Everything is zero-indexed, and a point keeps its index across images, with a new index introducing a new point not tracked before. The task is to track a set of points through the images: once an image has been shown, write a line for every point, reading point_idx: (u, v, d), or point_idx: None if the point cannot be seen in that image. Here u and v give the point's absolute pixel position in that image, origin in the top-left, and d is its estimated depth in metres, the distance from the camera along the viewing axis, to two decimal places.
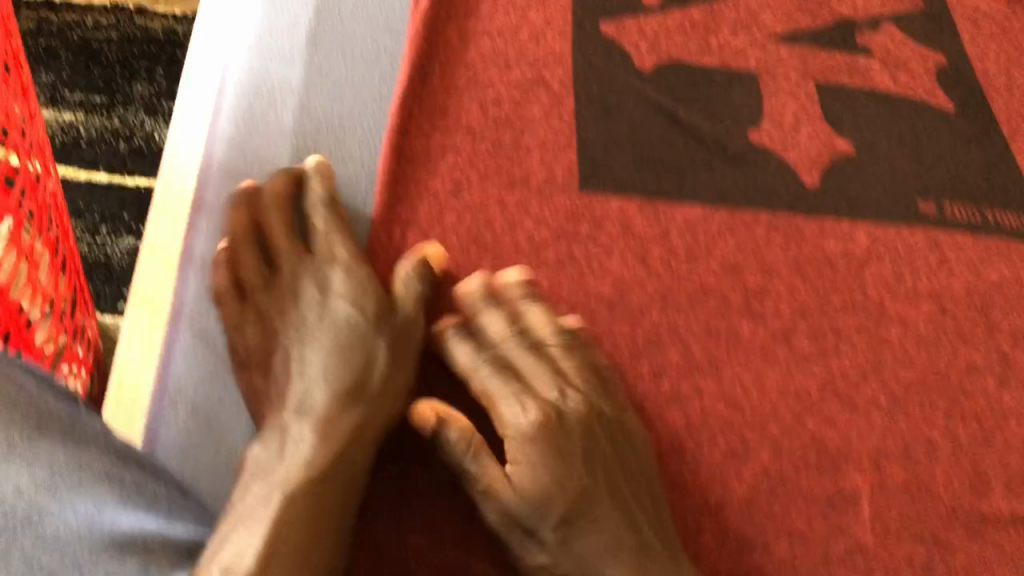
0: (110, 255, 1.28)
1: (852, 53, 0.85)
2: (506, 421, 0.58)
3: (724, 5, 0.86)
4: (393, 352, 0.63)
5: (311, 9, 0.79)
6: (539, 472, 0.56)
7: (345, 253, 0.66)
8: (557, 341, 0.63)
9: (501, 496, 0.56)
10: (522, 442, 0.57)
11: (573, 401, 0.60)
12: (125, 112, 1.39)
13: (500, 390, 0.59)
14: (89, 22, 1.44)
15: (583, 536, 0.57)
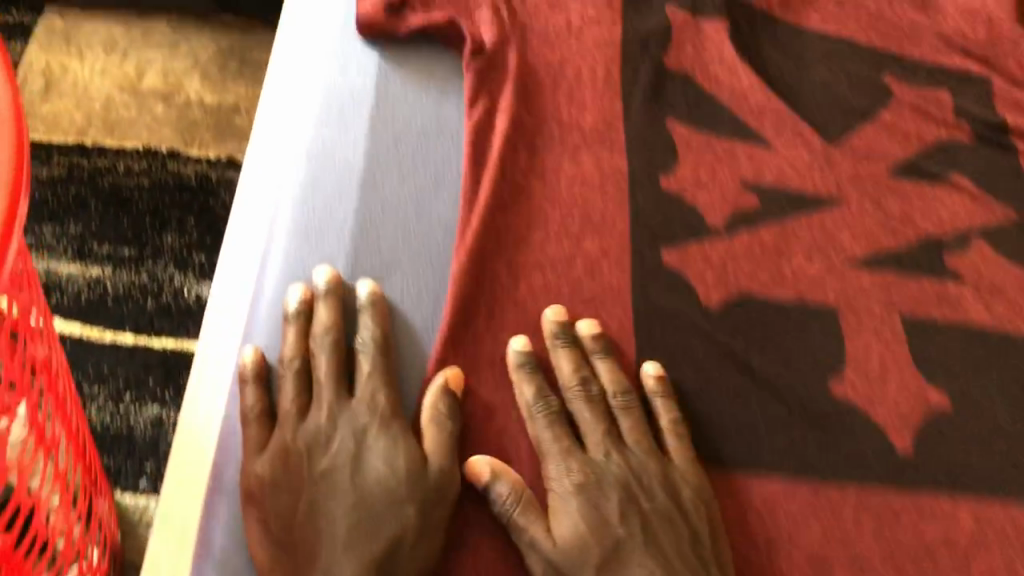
0: (133, 425, 1.22)
1: (941, 278, 0.77)
2: (551, 481, 0.63)
3: (797, 224, 0.79)
4: (424, 521, 0.61)
5: (348, 249, 0.73)
6: (576, 526, 0.61)
7: (384, 402, 0.65)
8: (616, 398, 0.67)
9: (541, 546, 0.60)
10: (563, 499, 0.62)
11: (624, 459, 0.65)
12: (154, 266, 1.33)
13: (551, 443, 0.65)
14: (121, 169, 1.40)
15: None
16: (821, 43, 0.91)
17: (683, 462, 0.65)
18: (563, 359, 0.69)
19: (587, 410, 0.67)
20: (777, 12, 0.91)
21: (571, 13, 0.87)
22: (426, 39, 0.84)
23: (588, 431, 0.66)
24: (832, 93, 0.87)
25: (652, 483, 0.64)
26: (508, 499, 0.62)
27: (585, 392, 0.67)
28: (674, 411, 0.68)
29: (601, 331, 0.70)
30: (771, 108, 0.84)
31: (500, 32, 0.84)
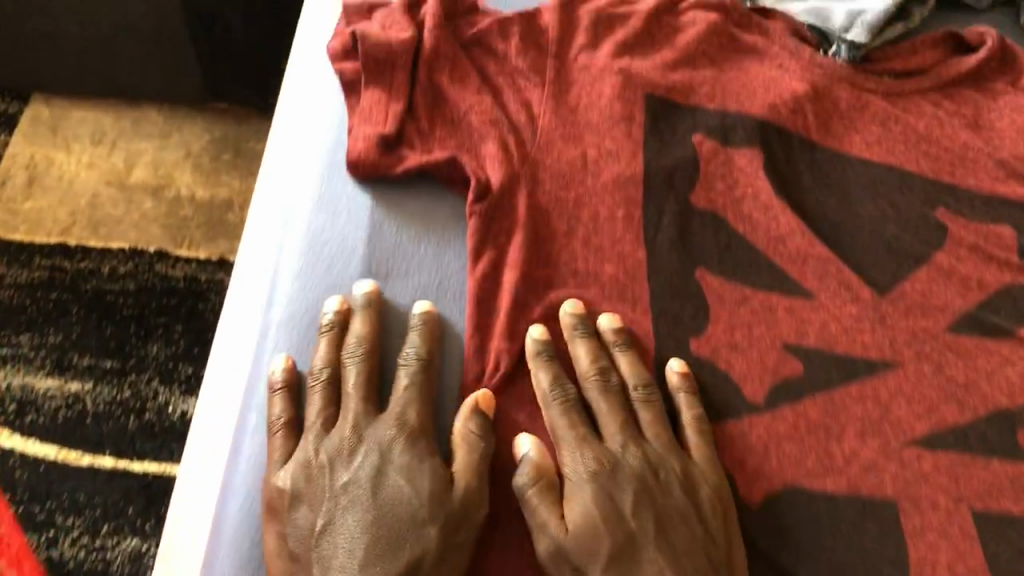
0: (109, 560, 1.13)
1: (1015, 460, 0.67)
2: (567, 468, 0.62)
3: (847, 394, 0.69)
4: (446, 543, 0.59)
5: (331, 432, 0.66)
6: (588, 511, 0.60)
7: (415, 417, 0.63)
8: (637, 391, 0.67)
9: (553, 534, 0.60)
10: (578, 485, 0.61)
11: (641, 449, 0.64)
12: (138, 380, 1.25)
13: (566, 432, 0.64)
14: (105, 271, 1.32)
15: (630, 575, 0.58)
16: (866, 174, 0.81)
17: (711, 466, 0.64)
18: (582, 349, 0.68)
19: (603, 399, 0.66)
20: (815, 138, 0.82)
21: (586, 144, 0.78)
22: (425, 178, 0.76)
23: (605, 418, 0.65)
24: (880, 237, 0.77)
25: (670, 479, 0.63)
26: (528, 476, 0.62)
27: (603, 381, 0.67)
28: (699, 409, 0.67)
29: (623, 326, 0.70)
30: (813, 255, 0.75)
31: (509, 173, 0.75)
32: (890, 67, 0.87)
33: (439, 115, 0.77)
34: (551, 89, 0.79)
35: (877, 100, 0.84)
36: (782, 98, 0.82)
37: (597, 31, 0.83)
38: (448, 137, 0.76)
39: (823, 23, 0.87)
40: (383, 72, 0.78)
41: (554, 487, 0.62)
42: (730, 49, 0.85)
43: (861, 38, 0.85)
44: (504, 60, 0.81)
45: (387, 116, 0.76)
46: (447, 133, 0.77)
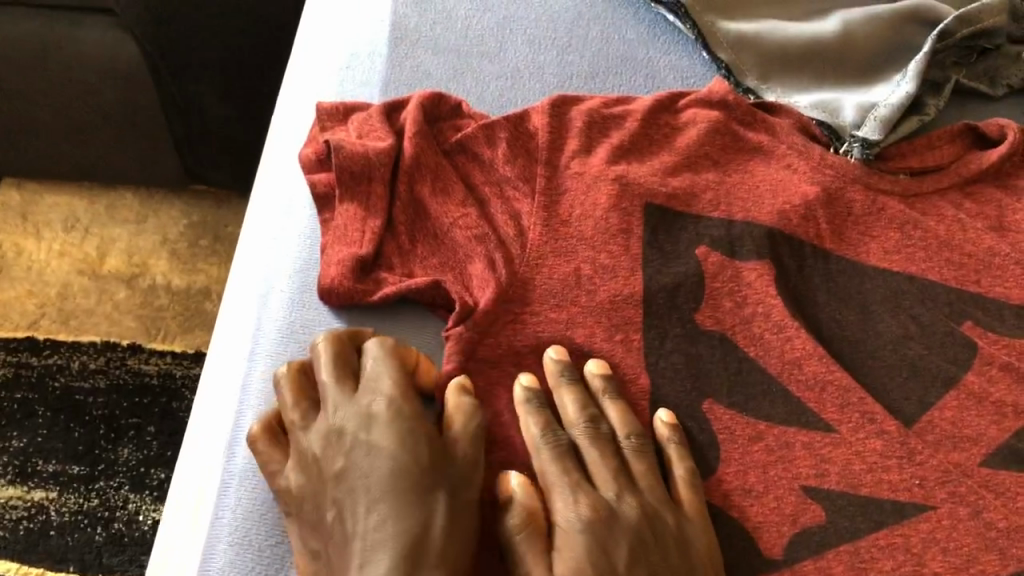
0: None
1: None
2: (558, 515, 0.59)
3: (875, 546, 0.62)
4: (454, 508, 0.57)
5: None
6: (582, 565, 0.56)
7: (388, 384, 0.61)
8: (629, 439, 0.64)
9: None
10: (570, 533, 0.57)
11: (637, 501, 0.60)
12: (107, 486, 1.17)
13: (557, 481, 0.60)
14: (75, 367, 1.25)
15: None
16: (885, 284, 0.74)
17: (701, 521, 0.61)
18: (570, 399, 0.65)
19: (593, 445, 0.63)
20: (827, 246, 0.75)
21: (581, 256, 0.71)
22: (405, 301, 0.70)
23: (596, 465, 0.62)
24: (904, 359, 0.70)
25: (665, 533, 0.59)
26: (517, 517, 0.58)
27: (593, 429, 0.64)
28: (690, 464, 0.64)
29: (611, 370, 0.67)
30: (834, 382, 0.68)
31: (498, 295, 0.68)
32: (906, 165, 0.81)
33: (420, 232, 0.72)
34: (541, 198, 0.73)
35: (894, 203, 0.78)
36: (792, 203, 0.76)
37: (592, 135, 0.78)
38: (430, 256, 0.71)
39: (834, 119, 0.82)
40: (359, 185, 0.72)
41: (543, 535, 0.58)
42: (733, 150, 0.79)
43: (874, 135, 0.80)
44: (490, 169, 0.75)
45: (365, 233, 0.70)
46: (429, 251, 0.71)
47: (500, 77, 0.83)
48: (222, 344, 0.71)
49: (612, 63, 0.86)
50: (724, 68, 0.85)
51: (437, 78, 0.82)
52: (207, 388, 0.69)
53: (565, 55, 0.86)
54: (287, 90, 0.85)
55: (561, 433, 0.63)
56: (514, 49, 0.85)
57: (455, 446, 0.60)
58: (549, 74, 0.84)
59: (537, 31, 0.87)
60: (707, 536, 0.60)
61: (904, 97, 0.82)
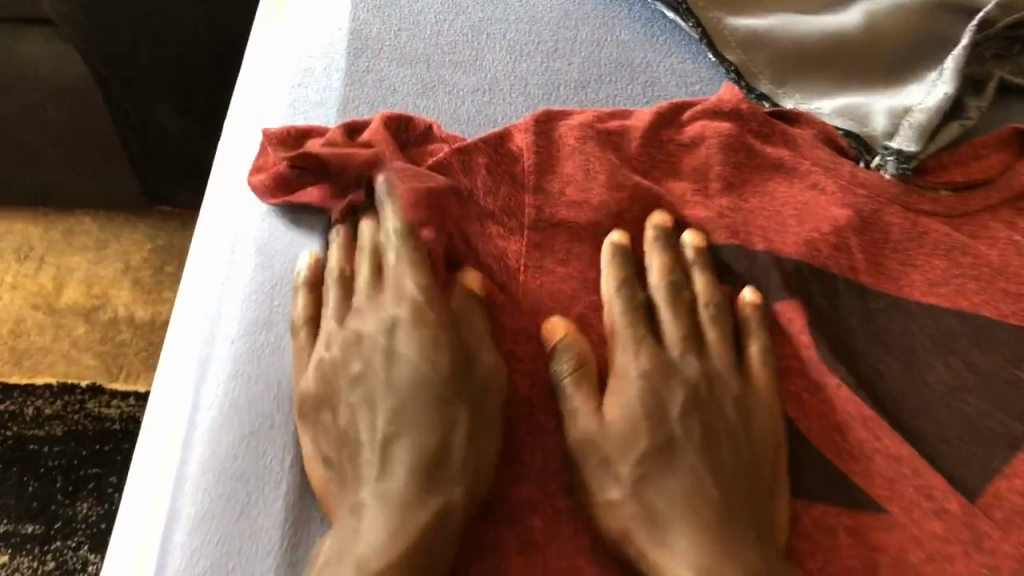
0: None
1: None
2: (618, 364, 0.57)
3: None
4: (474, 422, 0.53)
5: (272, 558, 0.52)
6: (631, 407, 0.55)
7: (414, 286, 0.57)
8: (710, 305, 0.61)
9: (586, 428, 0.54)
10: (626, 382, 0.56)
11: (702, 361, 0.58)
12: (64, 546, 1.07)
13: (622, 330, 0.58)
14: (28, 413, 1.15)
15: (660, 486, 0.52)
16: (932, 324, 0.63)
17: (769, 396, 0.58)
18: (656, 260, 0.62)
19: (670, 311, 0.60)
20: (862, 279, 0.65)
21: (584, 302, 0.62)
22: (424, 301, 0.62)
23: (664, 321, 0.59)
24: (959, 417, 0.60)
25: (726, 394, 0.57)
26: (570, 359, 0.57)
27: (675, 292, 0.61)
28: (766, 340, 0.60)
29: (705, 244, 0.64)
30: (882, 453, 0.57)
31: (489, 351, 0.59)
32: (947, 179, 0.70)
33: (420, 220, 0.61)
34: (531, 233, 0.64)
35: (937, 224, 0.67)
36: (821, 230, 0.65)
37: (588, 154, 0.66)
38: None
39: (862, 128, 0.71)
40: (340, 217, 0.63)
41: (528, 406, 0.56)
42: (750, 167, 0.69)
43: (909, 146, 0.68)
44: (469, 203, 0.64)
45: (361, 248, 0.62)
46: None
47: (476, 91, 0.72)
48: (156, 433, 0.59)
49: (605, 69, 0.75)
50: (734, 72, 0.75)
51: (404, 93, 0.71)
52: (140, 476, 0.58)
53: (551, 62, 0.75)
54: (235, 113, 0.74)
55: (636, 289, 0.61)
56: (492, 57, 0.74)
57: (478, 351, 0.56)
58: (533, 85, 0.73)
59: (518, 35, 0.76)
60: (774, 417, 0.57)
61: (943, 100, 0.71)
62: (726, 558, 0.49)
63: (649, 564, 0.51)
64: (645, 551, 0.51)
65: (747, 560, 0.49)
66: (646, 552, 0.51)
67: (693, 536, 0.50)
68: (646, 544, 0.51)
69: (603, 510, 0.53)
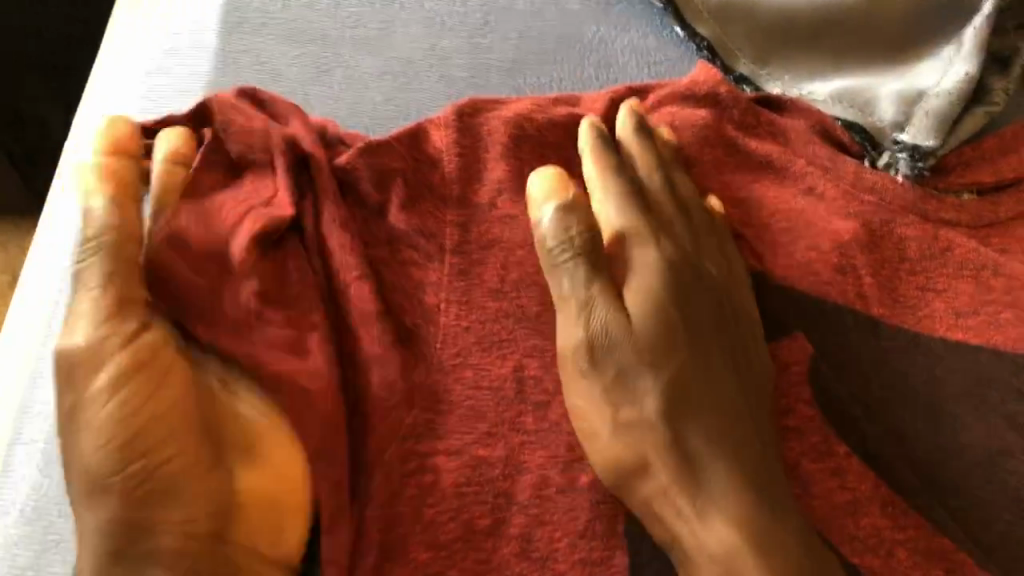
0: None
1: None
2: (630, 252, 0.48)
3: None
4: (94, 427, 0.38)
5: None
6: (661, 306, 0.46)
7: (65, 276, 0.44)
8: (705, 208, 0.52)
9: (607, 322, 0.45)
10: (648, 272, 0.47)
11: (717, 263, 0.50)
12: None
13: (621, 216, 0.49)
14: None
15: (694, 411, 0.44)
16: (961, 369, 0.50)
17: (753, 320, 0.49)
18: (642, 154, 0.52)
19: (671, 208, 0.51)
20: (874, 309, 0.51)
21: (522, 348, 0.47)
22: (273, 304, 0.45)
23: (660, 209, 0.51)
24: (999, 490, 0.47)
25: (738, 313, 0.49)
26: (572, 219, 0.47)
27: (671, 189, 0.52)
28: (732, 255, 0.51)
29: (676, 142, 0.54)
30: (907, 544, 0.45)
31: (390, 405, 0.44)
32: (973, 178, 0.56)
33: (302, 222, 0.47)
34: (455, 258, 0.49)
35: (962, 238, 0.54)
36: (820, 249, 0.52)
37: (523, 158, 0.52)
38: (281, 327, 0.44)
39: (866, 118, 0.57)
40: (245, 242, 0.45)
41: (137, 391, 0.39)
42: (730, 165, 0.55)
43: (926, 140, 0.55)
44: (377, 220, 0.49)
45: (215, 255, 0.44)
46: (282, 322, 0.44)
47: (385, 75, 0.57)
48: None
49: (547, 47, 0.60)
50: (707, 49, 0.60)
51: (291, 80, 0.57)
52: None
53: (479, 38, 0.60)
54: (101, 70, 0.60)
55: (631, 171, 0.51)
56: (405, 32, 0.59)
57: (74, 321, 0.40)
58: (456, 67, 0.58)
59: (438, 5, 0.61)
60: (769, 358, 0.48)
61: (962, 84, 0.57)
62: (770, 517, 0.42)
63: (670, 510, 0.43)
64: (669, 490, 0.43)
65: (793, 530, 0.42)
66: (666, 492, 0.43)
67: (731, 475, 0.42)
68: (670, 482, 0.43)
69: (616, 428, 0.44)
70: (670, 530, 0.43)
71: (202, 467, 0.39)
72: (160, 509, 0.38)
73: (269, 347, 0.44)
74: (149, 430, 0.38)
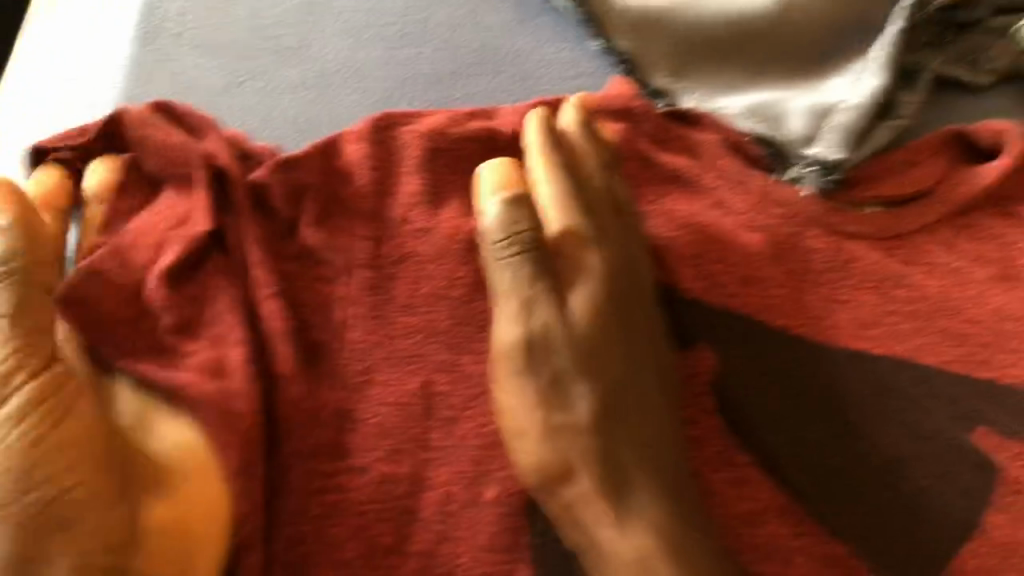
0: None
1: None
2: (572, 254, 0.49)
3: None
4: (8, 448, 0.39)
5: None
6: (597, 314, 0.48)
7: None
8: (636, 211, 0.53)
9: (546, 323, 0.47)
10: (588, 277, 0.49)
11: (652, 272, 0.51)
12: None
13: (562, 213, 0.50)
14: None
15: (622, 420, 0.46)
16: (862, 378, 0.52)
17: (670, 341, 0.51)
18: (585, 150, 0.53)
19: (609, 206, 0.52)
20: (778, 321, 0.53)
21: (431, 363, 0.48)
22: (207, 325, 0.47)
23: (599, 211, 0.51)
24: (894, 495, 0.49)
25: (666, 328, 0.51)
26: (516, 214, 0.49)
27: (611, 184, 0.53)
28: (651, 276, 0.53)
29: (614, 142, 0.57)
30: (803, 551, 0.47)
31: (301, 418, 0.46)
32: (877, 191, 0.58)
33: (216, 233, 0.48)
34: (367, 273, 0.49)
35: (864, 250, 0.56)
36: (726, 261, 0.54)
37: (437, 173, 0.52)
38: (203, 350, 0.46)
39: (775, 132, 0.58)
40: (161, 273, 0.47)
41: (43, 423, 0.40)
42: (641, 178, 0.57)
43: (837, 153, 0.56)
44: (290, 238, 0.50)
45: (141, 286, 0.47)
46: (203, 346, 0.46)
47: (301, 86, 0.57)
48: None
49: (465, 60, 0.61)
50: (625, 63, 0.61)
51: (206, 91, 0.56)
52: None
53: (397, 49, 0.60)
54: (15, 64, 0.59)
55: (575, 170, 0.52)
56: (323, 42, 0.59)
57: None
58: (374, 79, 0.59)
59: (357, 15, 0.61)
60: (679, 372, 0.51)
61: (872, 96, 0.58)
62: (684, 528, 0.43)
63: (591, 517, 0.44)
64: (592, 497, 0.44)
65: (705, 544, 0.43)
66: (589, 499, 0.44)
67: (652, 487, 0.44)
68: (593, 489, 0.44)
69: (547, 433, 0.45)
70: (585, 538, 0.44)
71: (109, 498, 0.40)
72: (63, 537, 0.38)
73: (187, 364, 0.45)
74: (55, 462, 0.39)
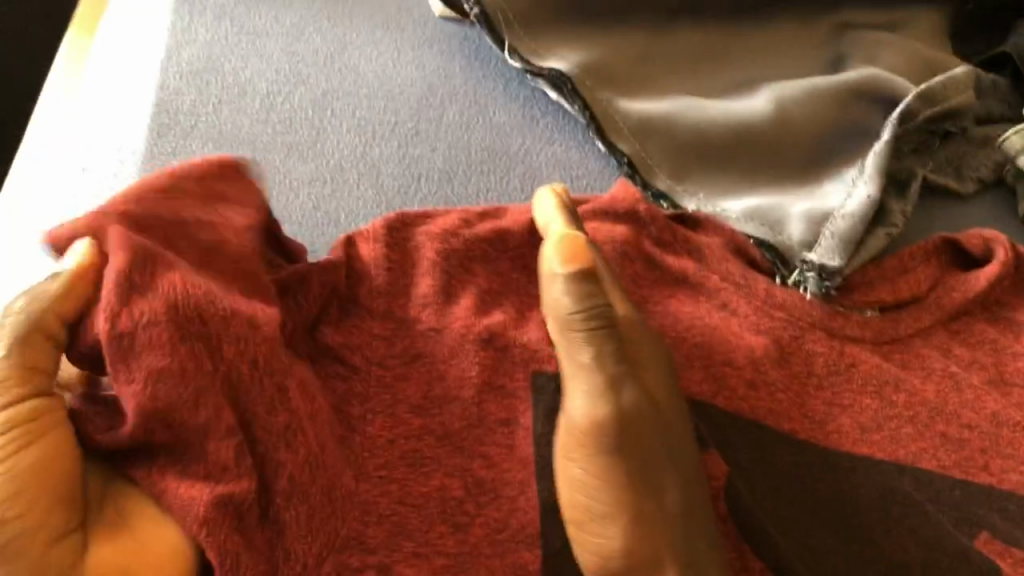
0: None
1: None
2: (634, 333, 0.48)
3: None
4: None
5: None
6: (664, 398, 0.47)
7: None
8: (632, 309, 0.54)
9: (635, 398, 0.44)
10: (651, 359, 0.47)
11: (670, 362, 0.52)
12: None
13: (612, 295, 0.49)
14: None
15: (693, 508, 0.45)
16: (870, 483, 0.52)
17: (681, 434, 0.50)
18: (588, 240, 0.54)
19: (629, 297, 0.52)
20: (783, 423, 0.54)
21: (445, 466, 0.48)
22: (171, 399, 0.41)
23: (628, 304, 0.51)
24: None
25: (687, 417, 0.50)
26: (586, 287, 0.46)
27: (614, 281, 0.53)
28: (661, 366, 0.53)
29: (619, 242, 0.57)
30: None
31: None
32: (876, 297, 0.59)
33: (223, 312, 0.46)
34: (380, 371, 0.50)
35: (864, 353, 0.57)
36: (732, 363, 0.55)
37: (450, 273, 0.54)
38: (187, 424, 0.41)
39: (776, 236, 0.59)
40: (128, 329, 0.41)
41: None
42: (647, 280, 0.58)
43: (832, 260, 0.58)
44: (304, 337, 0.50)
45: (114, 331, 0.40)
46: None
47: (314, 181, 0.58)
48: None
49: (475, 157, 0.62)
50: (626, 165, 0.62)
51: None
52: None
53: (409, 146, 0.61)
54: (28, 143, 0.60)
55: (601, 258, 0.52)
56: (336, 138, 0.60)
57: None
58: (387, 175, 0.60)
59: (368, 112, 0.62)
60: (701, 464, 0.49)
61: (865, 205, 0.60)
62: None
63: None
64: None
65: None
66: None
67: None
68: None
69: (638, 517, 0.42)
70: None
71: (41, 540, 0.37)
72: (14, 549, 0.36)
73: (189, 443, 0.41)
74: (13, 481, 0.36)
